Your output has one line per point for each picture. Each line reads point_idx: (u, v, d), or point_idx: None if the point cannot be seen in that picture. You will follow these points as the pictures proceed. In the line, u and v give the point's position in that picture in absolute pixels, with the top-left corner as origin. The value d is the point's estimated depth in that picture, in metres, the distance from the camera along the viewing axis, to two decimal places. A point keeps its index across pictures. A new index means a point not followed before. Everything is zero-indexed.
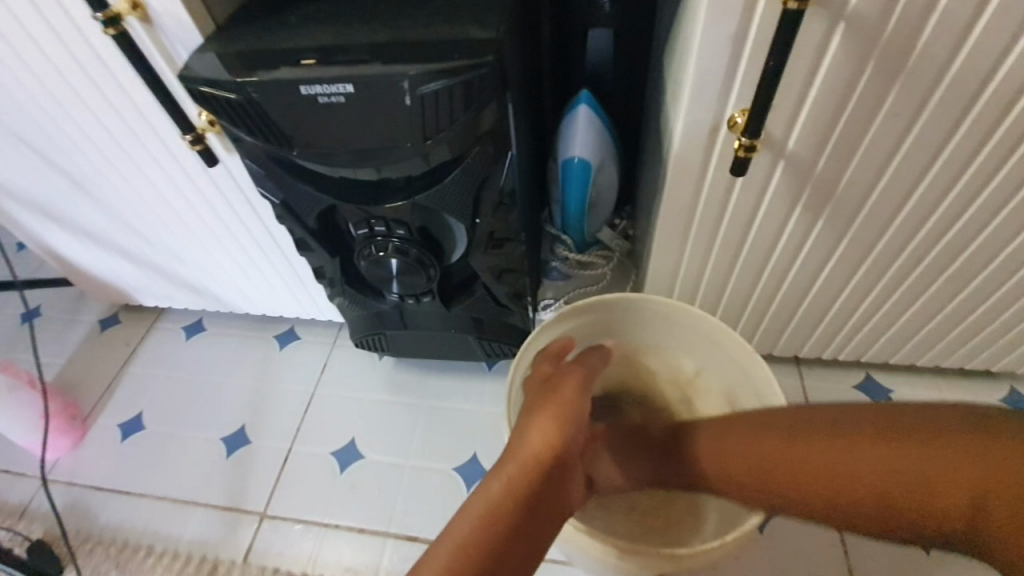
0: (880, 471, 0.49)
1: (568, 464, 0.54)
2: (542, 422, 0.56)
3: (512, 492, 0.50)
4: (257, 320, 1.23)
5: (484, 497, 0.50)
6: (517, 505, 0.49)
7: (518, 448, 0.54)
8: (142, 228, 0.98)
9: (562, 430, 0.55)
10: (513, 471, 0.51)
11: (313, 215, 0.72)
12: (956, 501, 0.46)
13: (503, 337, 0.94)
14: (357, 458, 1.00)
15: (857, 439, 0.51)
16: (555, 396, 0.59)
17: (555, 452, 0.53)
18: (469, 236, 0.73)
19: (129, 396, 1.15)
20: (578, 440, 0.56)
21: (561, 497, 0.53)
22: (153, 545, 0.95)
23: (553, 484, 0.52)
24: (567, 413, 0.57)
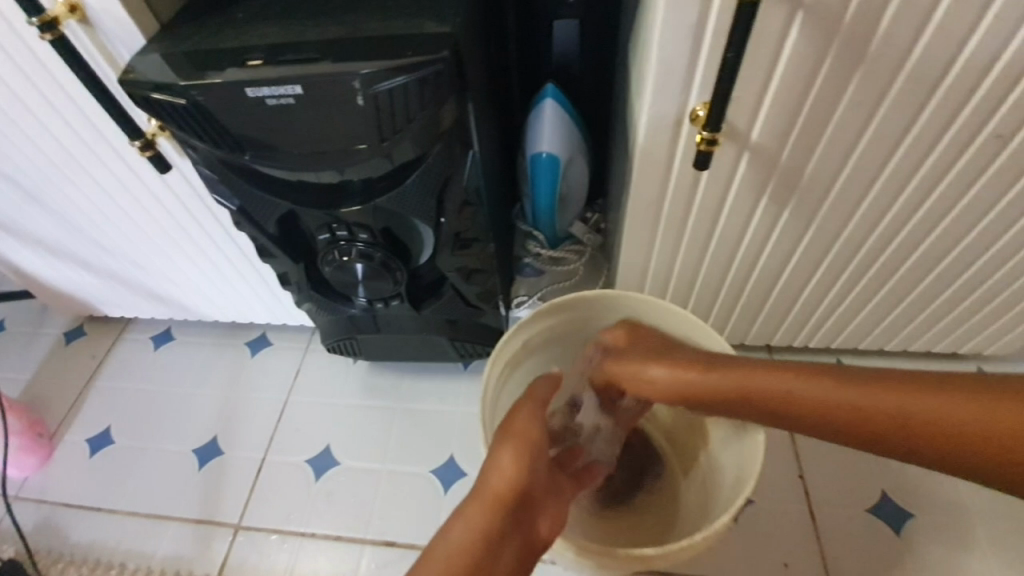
0: (868, 400, 0.53)
1: (532, 498, 0.56)
2: (499, 465, 0.55)
3: (474, 542, 0.51)
4: (227, 327, 1.20)
5: (447, 553, 0.51)
6: (483, 550, 0.51)
7: (477, 495, 0.54)
8: (99, 238, 0.94)
9: (523, 466, 0.55)
10: (473, 521, 0.52)
11: (272, 220, 0.70)
12: (928, 428, 0.49)
13: (477, 337, 0.93)
14: (333, 465, 0.98)
15: (843, 377, 0.54)
16: (511, 431, 0.58)
17: (518, 491, 0.54)
18: (435, 238, 0.72)
19: (96, 411, 1.11)
20: (542, 474, 0.57)
21: (529, 531, 0.54)
22: (125, 563, 0.92)
23: (517, 521, 0.54)
24: (528, 445, 0.57)
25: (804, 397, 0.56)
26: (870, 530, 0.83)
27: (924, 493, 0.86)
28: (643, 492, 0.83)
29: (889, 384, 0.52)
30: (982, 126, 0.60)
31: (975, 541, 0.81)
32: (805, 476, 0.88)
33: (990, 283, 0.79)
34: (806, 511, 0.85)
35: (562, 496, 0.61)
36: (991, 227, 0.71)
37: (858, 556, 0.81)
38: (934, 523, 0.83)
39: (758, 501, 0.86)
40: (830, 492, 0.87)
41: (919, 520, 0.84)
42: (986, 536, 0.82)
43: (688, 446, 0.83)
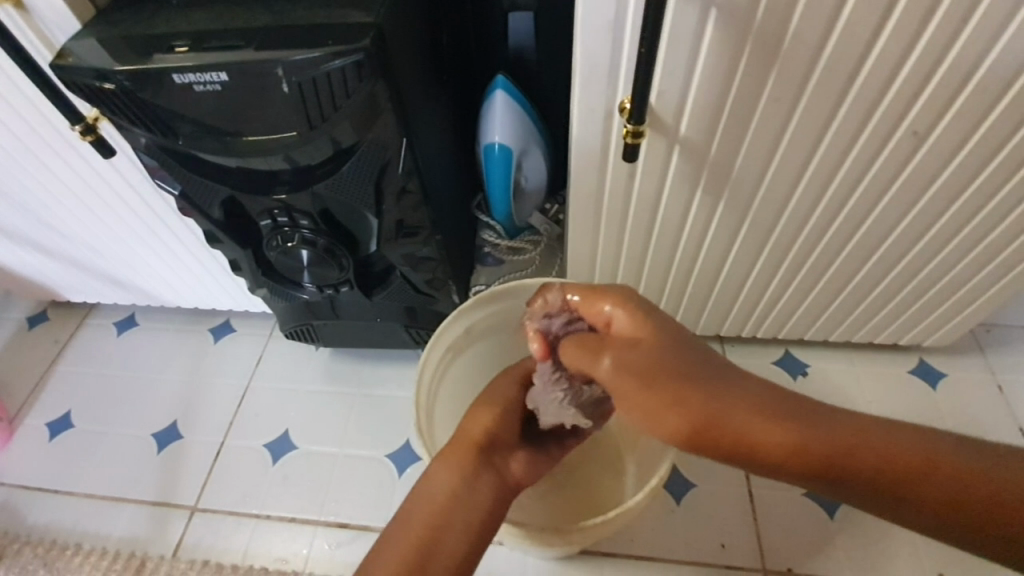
0: (891, 456, 0.41)
1: (502, 446, 0.58)
2: (476, 414, 0.59)
3: (457, 472, 0.53)
4: (191, 313, 1.21)
5: (432, 488, 0.52)
6: (459, 495, 0.51)
7: (457, 439, 0.56)
8: (53, 223, 0.94)
9: (494, 418, 0.59)
10: (455, 459, 0.54)
11: (216, 206, 0.72)
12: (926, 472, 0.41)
13: (431, 325, 0.95)
14: (290, 449, 1.00)
15: (852, 424, 0.43)
16: (487, 394, 0.62)
17: (490, 438, 0.57)
18: (378, 225, 0.73)
19: (57, 395, 1.12)
20: (514, 424, 0.61)
21: (502, 476, 0.56)
22: (81, 544, 0.93)
23: (490, 467, 0.55)
24: (499, 402, 0.61)
25: (821, 449, 0.41)
26: (807, 514, 0.86)
27: None
28: (589, 476, 0.85)
29: (906, 444, 0.42)
30: (899, 122, 0.62)
31: (905, 525, 0.84)
32: None
33: (922, 276, 0.82)
34: (747, 495, 0.88)
35: (535, 449, 0.63)
36: (918, 221, 0.74)
37: (792, 539, 0.84)
38: None
39: (699, 485, 0.89)
40: (769, 477, 0.89)
41: (854, 504, 0.87)
42: None
43: (633, 431, 0.85)
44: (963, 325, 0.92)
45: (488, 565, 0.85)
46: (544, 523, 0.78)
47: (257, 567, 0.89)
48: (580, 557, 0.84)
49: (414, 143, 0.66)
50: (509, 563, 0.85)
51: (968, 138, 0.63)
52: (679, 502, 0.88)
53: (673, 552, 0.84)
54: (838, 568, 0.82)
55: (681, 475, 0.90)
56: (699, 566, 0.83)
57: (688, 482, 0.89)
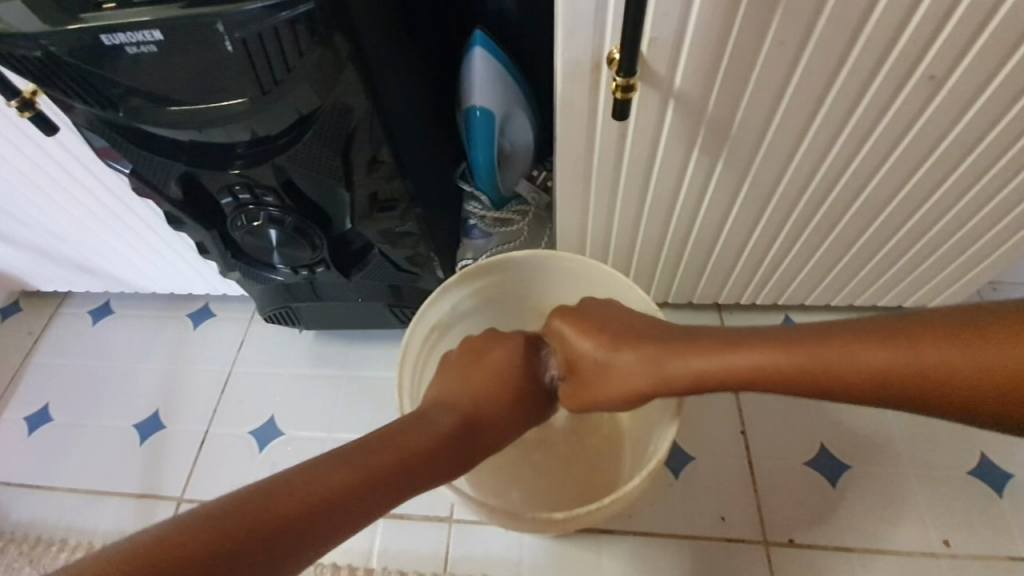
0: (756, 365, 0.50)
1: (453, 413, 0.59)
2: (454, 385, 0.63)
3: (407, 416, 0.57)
4: (169, 298, 1.16)
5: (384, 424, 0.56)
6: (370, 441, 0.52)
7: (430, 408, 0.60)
8: (5, 209, 0.88)
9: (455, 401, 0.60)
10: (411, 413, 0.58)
11: (172, 184, 0.66)
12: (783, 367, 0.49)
13: (417, 303, 0.91)
14: (277, 436, 0.97)
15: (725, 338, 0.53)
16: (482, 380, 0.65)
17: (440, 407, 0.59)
18: (348, 201, 0.68)
19: (35, 387, 1.08)
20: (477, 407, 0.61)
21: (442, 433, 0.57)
22: (66, 539, 0.90)
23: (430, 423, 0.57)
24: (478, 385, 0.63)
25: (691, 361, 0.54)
26: (806, 484, 0.84)
27: (863, 445, 0.87)
28: (588, 454, 0.83)
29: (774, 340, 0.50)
30: (913, 71, 0.57)
31: (908, 491, 0.83)
32: (746, 432, 0.89)
33: (933, 235, 0.78)
34: (747, 466, 0.86)
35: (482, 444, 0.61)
36: (928, 178, 0.69)
37: (795, 510, 0.82)
38: (871, 474, 0.85)
39: (699, 458, 0.87)
40: (769, 447, 0.87)
41: (855, 471, 0.85)
42: (920, 484, 0.84)
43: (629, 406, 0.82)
44: (972, 285, 0.88)
45: (485, 546, 0.83)
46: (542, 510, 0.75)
47: None
48: (578, 535, 0.83)
49: (384, 108, 0.61)
50: (504, 543, 0.83)
51: (987, 85, 0.57)
52: (677, 476, 0.86)
53: (672, 526, 0.82)
54: (841, 536, 0.80)
55: (680, 449, 0.87)
56: (700, 539, 0.81)
57: (687, 456, 0.87)
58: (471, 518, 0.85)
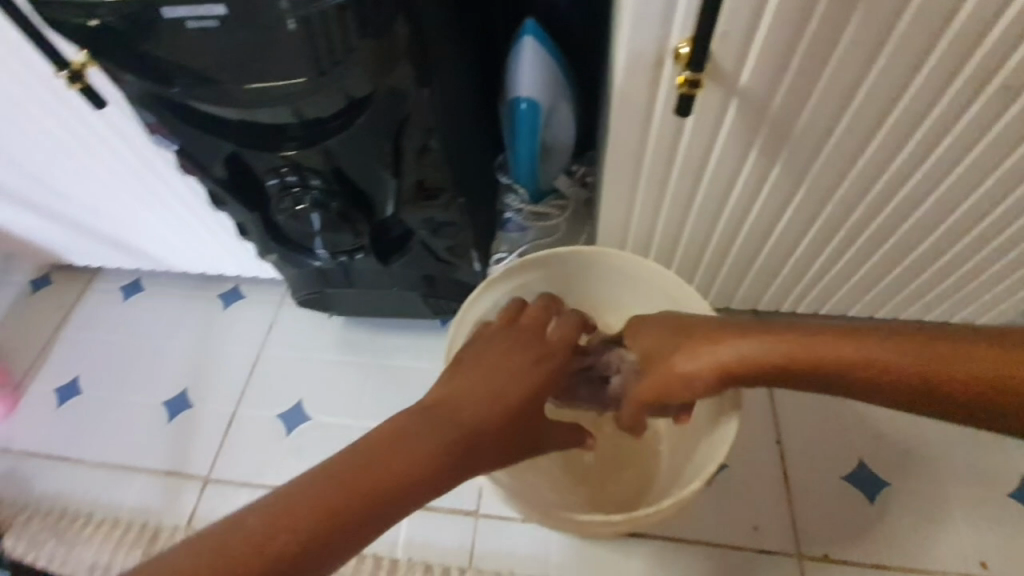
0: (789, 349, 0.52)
1: None
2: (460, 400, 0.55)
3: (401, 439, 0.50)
4: (199, 278, 1.17)
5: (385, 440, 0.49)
6: (450, 419, 0.52)
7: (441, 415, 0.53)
8: (47, 182, 0.89)
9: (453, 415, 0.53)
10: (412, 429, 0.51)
11: (218, 163, 0.66)
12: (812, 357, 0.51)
13: (451, 294, 0.90)
14: (304, 420, 0.96)
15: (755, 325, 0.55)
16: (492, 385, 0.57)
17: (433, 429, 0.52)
18: (395, 187, 0.67)
19: (66, 359, 1.09)
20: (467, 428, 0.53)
21: None
22: (93, 513, 0.91)
23: None
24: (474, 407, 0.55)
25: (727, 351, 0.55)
26: (842, 499, 0.82)
27: (902, 461, 0.84)
28: (619, 455, 0.82)
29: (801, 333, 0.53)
30: (994, 77, 0.54)
31: (948, 512, 0.81)
32: (783, 442, 0.87)
33: (994, 250, 0.74)
34: (782, 477, 0.84)
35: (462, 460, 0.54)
36: (994, 192, 0.66)
37: (833, 526, 0.80)
38: (910, 491, 0.82)
39: (732, 465, 0.85)
40: (806, 457, 0.85)
41: (894, 488, 0.83)
42: (961, 506, 0.81)
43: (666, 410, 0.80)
44: None
45: (512, 543, 0.82)
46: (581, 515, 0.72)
47: None
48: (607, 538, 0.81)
49: (437, 94, 0.60)
50: (531, 541, 0.82)
51: None
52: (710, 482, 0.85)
53: (704, 533, 0.81)
54: (877, 554, 0.78)
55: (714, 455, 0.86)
56: (732, 548, 0.80)
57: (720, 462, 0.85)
58: (498, 515, 0.84)
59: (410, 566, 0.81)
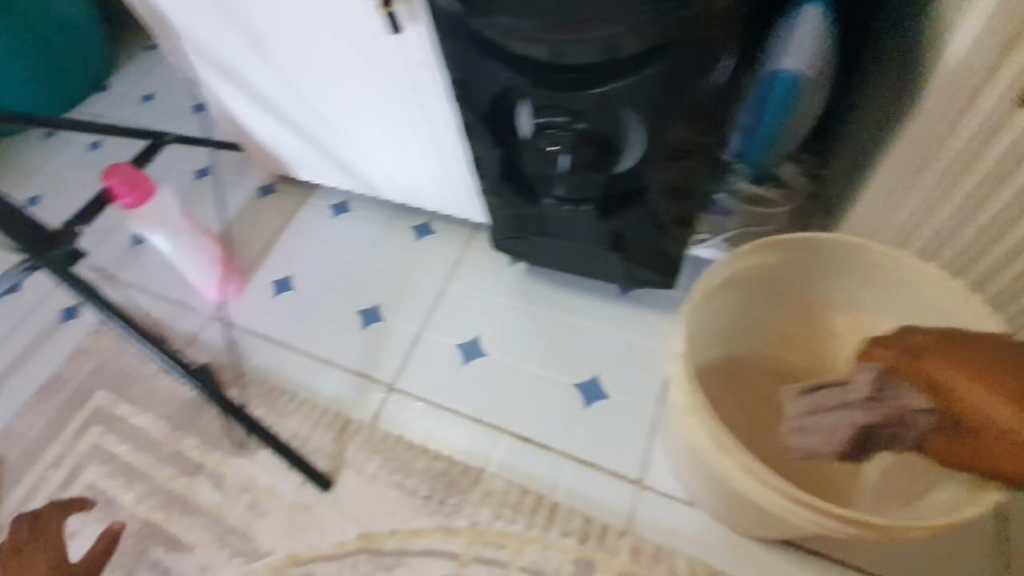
0: None
1: None
2: None
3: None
4: (396, 209, 1.27)
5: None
6: None
7: None
8: (311, 101, 1.02)
9: None
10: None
11: (492, 98, 0.70)
12: None
13: (650, 264, 0.89)
14: (480, 354, 1.03)
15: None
16: None
17: None
18: (650, 144, 0.69)
19: (283, 259, 1.25)
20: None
21: None
22: (296, 392, 1.04)
23: None
24: None
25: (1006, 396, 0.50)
26: None
27: None
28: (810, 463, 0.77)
29: None
30: None
31: None
32: None
33: None
34: None
35: None
36: None
37: None
38: None
39: None
40: None
41: None
42: None
43: None
44: None
45: (675, 522, 0.81)
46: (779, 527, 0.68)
47: (445, 455, 0.92)
48: (777, 545, 0.79)
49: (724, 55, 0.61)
50: (696, 526, 0.81)
51: None
52: None
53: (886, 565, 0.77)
54: None
55: None
56: None
57: None
58: (663, 491, 0.84)
59: (570, 513, 0.84)
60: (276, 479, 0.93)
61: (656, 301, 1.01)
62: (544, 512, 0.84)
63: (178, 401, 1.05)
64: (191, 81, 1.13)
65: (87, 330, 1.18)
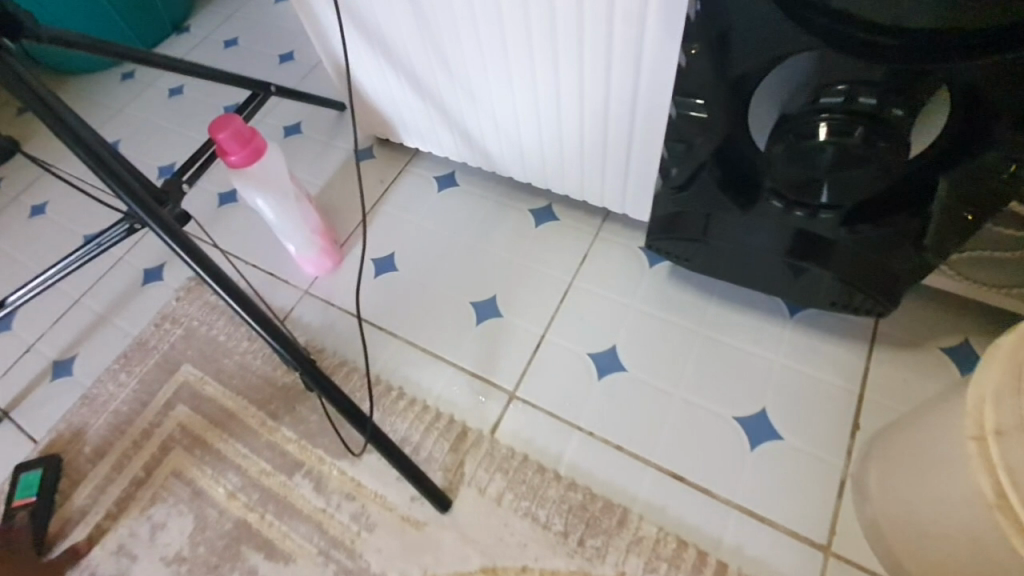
0: None
1: None
2: None
3: None
4: (511, 187, 1.13)
5: None
6: None
7: None
8: (452, 51, 0.86)
9: None
10: None
11: (751, 63, 0.54)
12: None
13: (867, 286, 0.73)
14: (619, 369, 0.88)
15: None
16: None
17: None
18: (970, 147, 0.54)
19: (383, 233, 1.12)
20: None
21: None
22: (404, 389, 0.93)
23: None
24: None
25: None
26: None
27: None
28: None
29: None
30: None
31: None
32: None
33: None
34: None
35: None
36: None
37: None
38: None
39: None
40: None
41: None
42: None
43: None
44: None
45: None
46: None
47: (582, 485, 0.79)
48: None
49: None
50: None
51: None
52: None
53: None
54: None
55: None
56: None
57: None
58: (855, 563, 0.70)
59: None
60: (387, 488, 0.83)
61: (834, 325, 0.85)
62: (709, 572, 0.71)
63: (273, 386, 0.95)
64: (301, 21, 0.98)
65: (172, 294, 1.08)
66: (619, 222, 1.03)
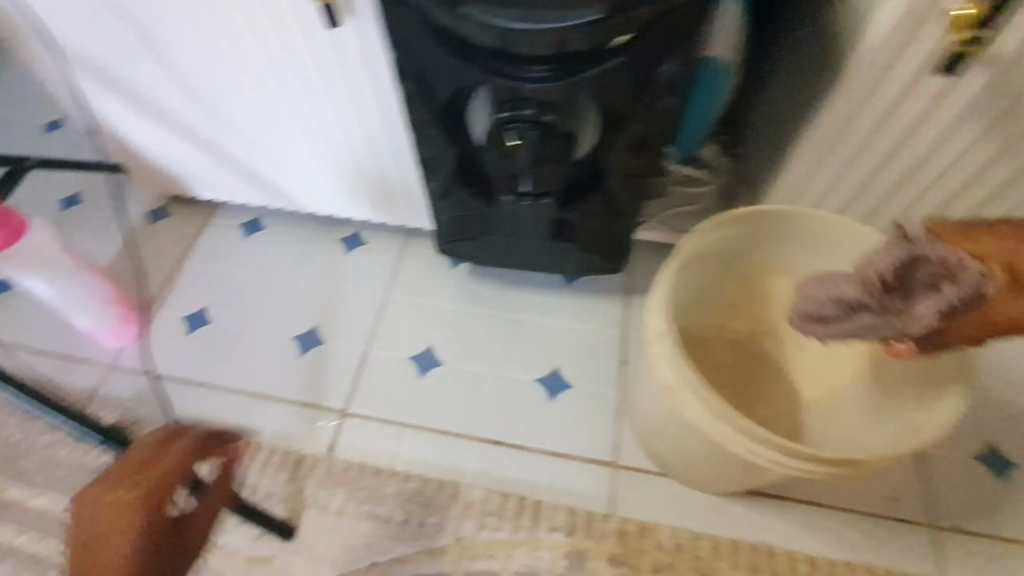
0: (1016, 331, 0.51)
1: None
2: None
3: None
4: (319, 220, 1.18)
5: None
6: None
7: None
8: (215, 103, 0.90)
9: None
10: None
11: (447, 88, 0.67)
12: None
13: (603, 250, 0.91)
14: (435, 364, 0.98)
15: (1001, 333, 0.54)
16: None
17: None
18: (616, 131, 0.71)
19: (191, 289, 1.11)
20: None
21: None
22: (234, 436, 0.93)
23: None
24: None
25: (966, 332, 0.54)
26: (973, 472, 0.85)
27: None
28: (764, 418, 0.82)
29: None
30: None
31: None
32: None
33: None
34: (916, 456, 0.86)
35: None
36: None
37: (968, 508, 0.82)
38: None
39: None
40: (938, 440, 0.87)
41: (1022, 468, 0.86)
42: None
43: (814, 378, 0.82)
44: None
45: (652, 496, 0.84)
46: (754, 476, 0.72)
47: (415, 473, 0.88)
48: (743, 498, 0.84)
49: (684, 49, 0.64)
50: (671, 492, 0.85)
51: None
52: None
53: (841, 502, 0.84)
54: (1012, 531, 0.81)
55: None
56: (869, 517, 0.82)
57: None
58: (634, 467, 0.87)
59: (553, 508, 0.83)
60: (227, 536, 0.83)
61: (601, 286, 1.04)
62: (528, 513, 0.83)
63: (85, 471, 0.90)
64: (49, 88, 0.95)
65: None
66: (422, 236, 1.14)
